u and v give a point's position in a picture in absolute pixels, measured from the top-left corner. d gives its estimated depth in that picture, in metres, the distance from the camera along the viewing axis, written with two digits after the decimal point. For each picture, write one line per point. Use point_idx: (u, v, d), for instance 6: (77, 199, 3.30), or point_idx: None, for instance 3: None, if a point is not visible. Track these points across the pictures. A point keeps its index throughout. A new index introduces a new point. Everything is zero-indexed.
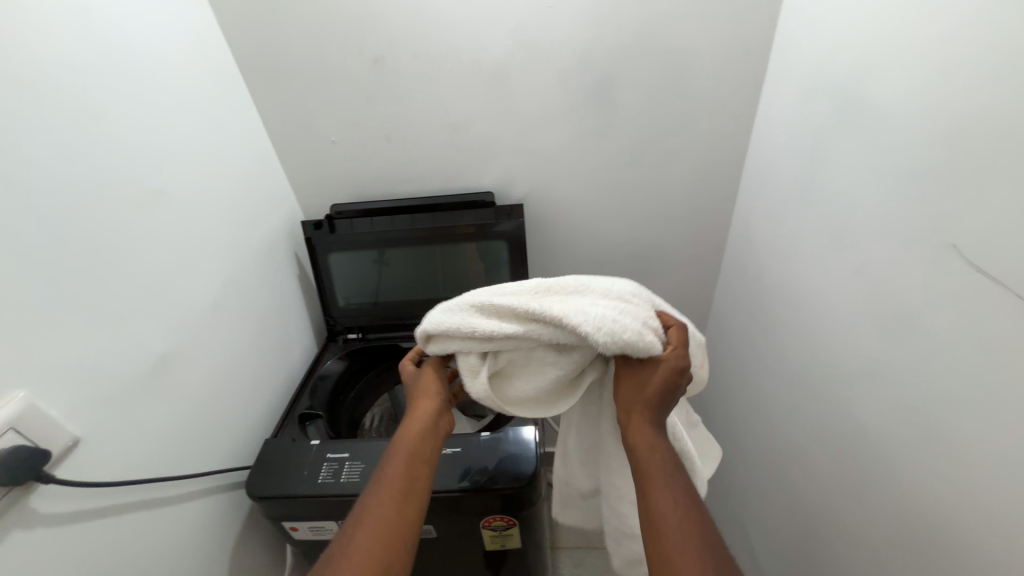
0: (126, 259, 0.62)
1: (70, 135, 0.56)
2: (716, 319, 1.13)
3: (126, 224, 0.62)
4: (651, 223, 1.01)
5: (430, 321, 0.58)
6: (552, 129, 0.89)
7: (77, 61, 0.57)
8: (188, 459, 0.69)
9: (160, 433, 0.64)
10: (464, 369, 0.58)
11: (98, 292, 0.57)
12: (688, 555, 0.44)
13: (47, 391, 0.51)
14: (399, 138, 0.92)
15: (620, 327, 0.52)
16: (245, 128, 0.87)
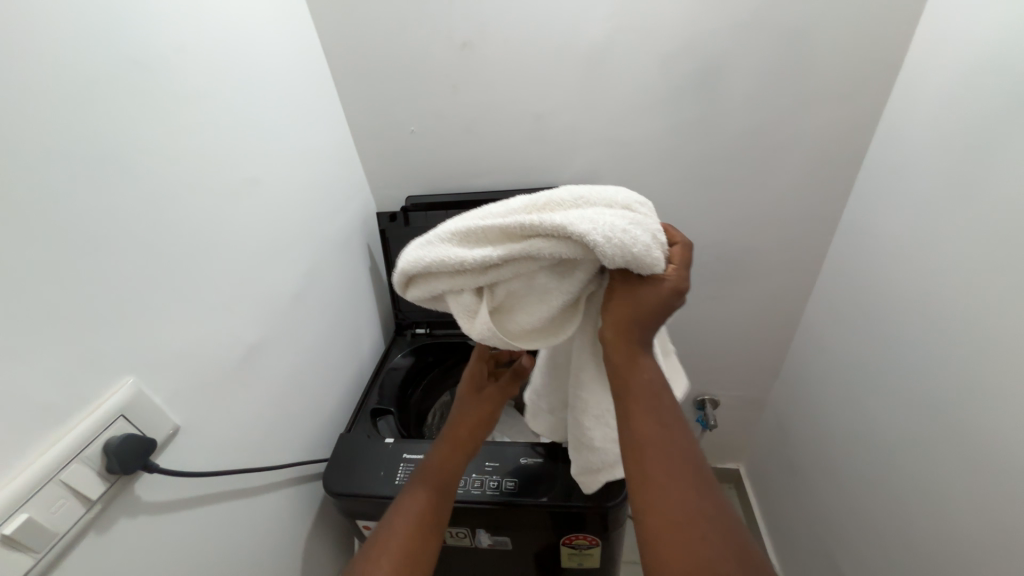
0: (220, 248, 0.61)
1: (180, 120, 0.55)
2: (810, 331, 1.03)
3: (221, 212, 0.61)
4: (744, 224, 0.93)
5: (409, 262, 0.48)
6: (645, 121, 0.83)
7: (189, 45, 0.57)
8: (271, 450, 0.68)
9: (248, 423, 0.64)
10: (459, 311, 0.49)
11: (198, 280, 0.57)
12: (677, 480, 0.43)
13: (153, 378, 0.50)
14: (481, 129, 0.88)
15: (630, 238, 0.43)
16: (329, 117, 0.85)
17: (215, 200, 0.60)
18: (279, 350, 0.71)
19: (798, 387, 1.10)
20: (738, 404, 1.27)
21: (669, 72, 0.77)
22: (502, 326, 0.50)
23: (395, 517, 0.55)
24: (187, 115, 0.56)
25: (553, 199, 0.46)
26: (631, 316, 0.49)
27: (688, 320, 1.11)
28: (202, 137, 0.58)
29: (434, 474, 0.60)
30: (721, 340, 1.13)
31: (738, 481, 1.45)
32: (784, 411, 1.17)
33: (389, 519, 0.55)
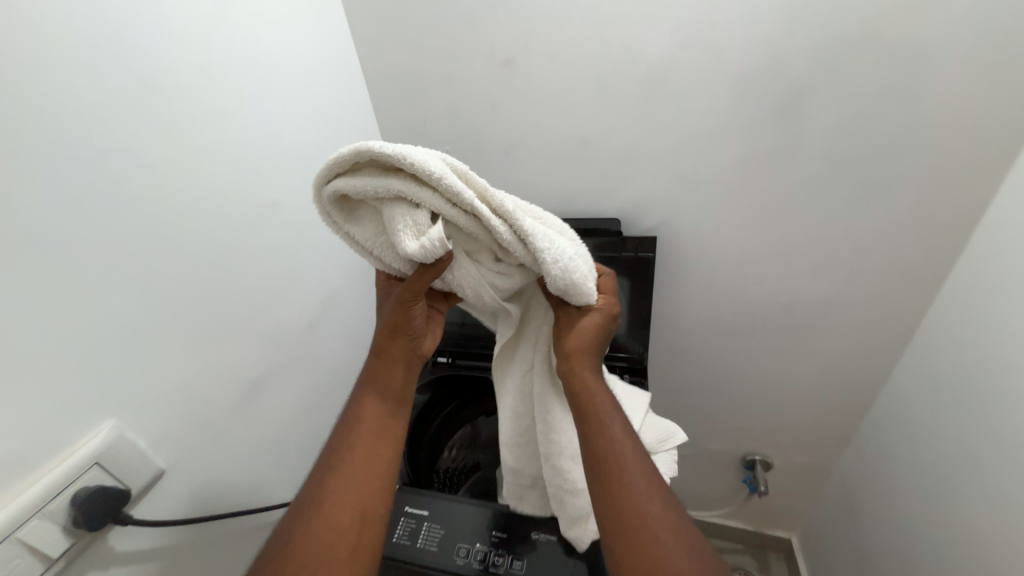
0: (230, 274, 0.58)
1: (192, 140, 0.53)
2: (893, 401, 0.86)
3: (233, 237, 0.59)
4: (819, 272, 0.79)
5: (392, 145, 0.37)
6: (707, 150, 0.72)
7: (208, 62, 0.55)
8: (266, 486, 0.64)
9: (244, 460, 0.60)
10: (400, 222, 0.41)
11: (202, 309, 0.54)
12: (639, 483, 0.49)
13: (137, 419, 0.47)
14: (519, 151, 0.81)
15: (575, 267, 0.47)
16: (360, 133, 0.82)
17: (228, 225, 0.58)
18: (285, 379, 0.67)
19: (873, 463, 0.93)
20: (796, 469, 1.10)
21: (741, 95, 0.66)
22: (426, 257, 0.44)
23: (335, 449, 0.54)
24: (201, 137, 0.54)
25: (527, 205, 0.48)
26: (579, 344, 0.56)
27: (742, 371, 0.97)
28: (216, 159, 0.56)
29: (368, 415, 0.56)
30: (780, 398, 0.98)
31: (788, 552, 1.27)
32: (853, 486, 0.99)
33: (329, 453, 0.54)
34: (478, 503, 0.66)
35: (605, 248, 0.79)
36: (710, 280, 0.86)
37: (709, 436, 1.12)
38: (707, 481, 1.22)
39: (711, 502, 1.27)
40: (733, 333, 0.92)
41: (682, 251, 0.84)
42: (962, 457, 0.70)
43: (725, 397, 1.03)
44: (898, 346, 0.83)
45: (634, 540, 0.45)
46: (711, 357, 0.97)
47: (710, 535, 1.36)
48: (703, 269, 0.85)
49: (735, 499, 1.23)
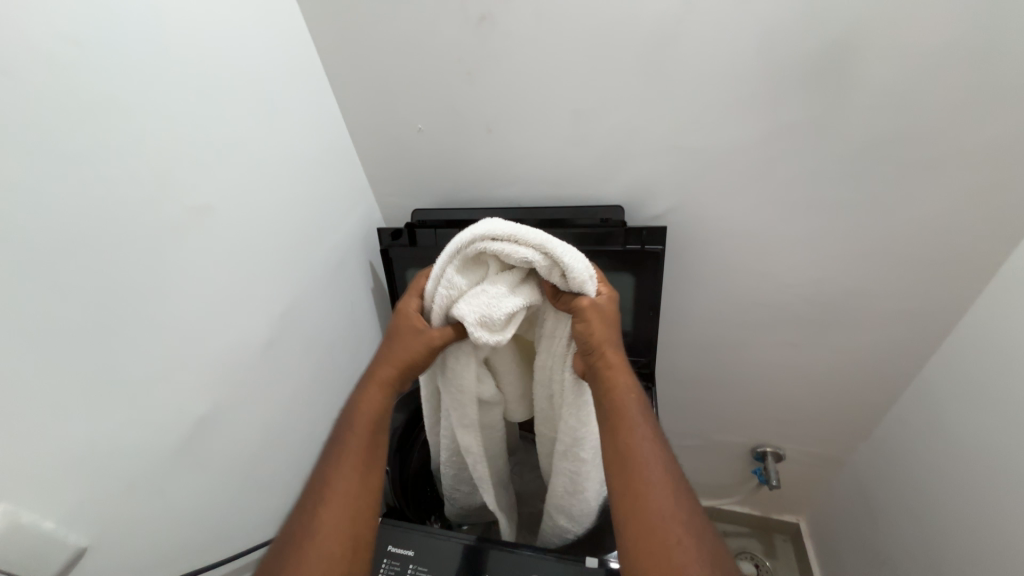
0: (148, 308, 0.47)
1: (76, 138, 0.40)
2: (925, 398, 0.79)
3: (147, 260, 0.47)
4: (850, 261, 0.69)
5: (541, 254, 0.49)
6: (727, 123, 0.60)
7: (90, 30, 0.41)
8: (225, 531, 0.58)
9: (194, 510, 0.53)
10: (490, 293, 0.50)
11: (111, 357, 0.44)
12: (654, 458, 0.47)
13: (37, 496, 0.39)
14: (503, 129, 0.69)
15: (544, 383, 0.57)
16: (316, 111, 0.69)
17: (137, 247, 0.46)
18: (241, 412, 0.59)
19: (896, 460, 0.86)
20: (809, 460, 1.05)
21: (771, 54, 0.54)
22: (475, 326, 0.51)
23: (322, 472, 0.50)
24: (83, 134, 0.41)
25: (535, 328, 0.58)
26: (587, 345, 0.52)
27: (756, 366, 0.89)
28: (109, 161, 0.43)
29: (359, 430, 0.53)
30: (798, 392, 0.91)
31: (795, 535, 1.24)
32: (870, 481, 0.94)
33: (322, 476, 0.49)
34: (468, 539, 0.59)
35: (608, 242, 0.68)
36: (724, 271, 0.76)
37: (718, 429, 1.05)
38: (714, 471, 1.17)
39: (717, 490, 1.22)
40: (748, 327, 0.83)
41: (692, 240, 0.73)
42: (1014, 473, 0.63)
43: (737, 391, 0.95)
44: (935, 339, 0.74)
45: (641, 524, 0.43)
46: (723, 352, 0.88)
47: (715, 520, 1.33)
48: (716, 260, 0.75)
49: (743, 488, 1.19)
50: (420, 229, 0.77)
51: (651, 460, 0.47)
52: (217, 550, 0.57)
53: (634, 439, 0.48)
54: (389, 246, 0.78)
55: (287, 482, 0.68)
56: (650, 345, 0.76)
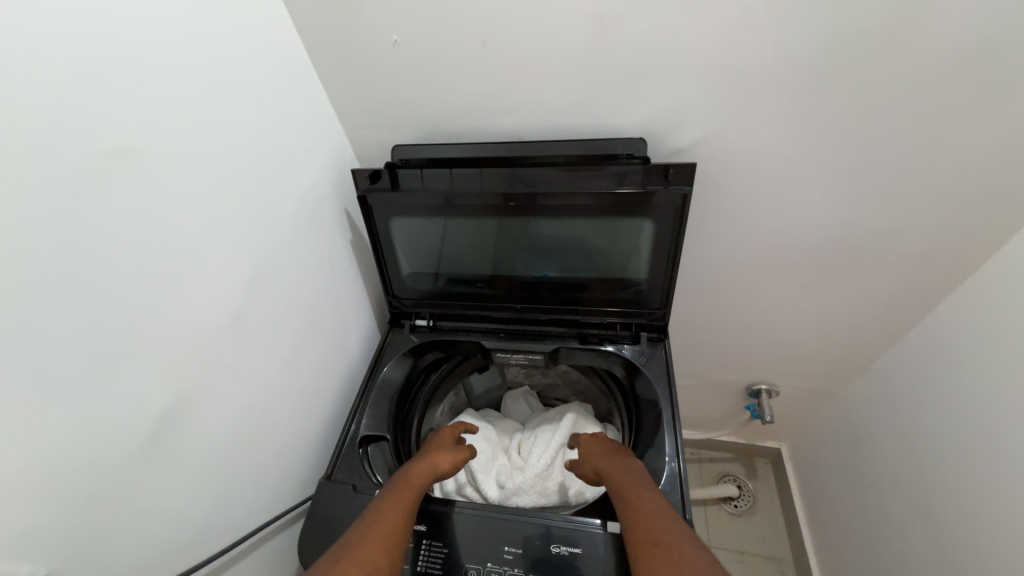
0: (68, 290, 0.37)
1: None
2: (931, 339, 0.78)
3: (53, 227, 0.35)
4: (886, 200, 0.63)
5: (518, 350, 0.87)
6: (778, 36, 0.49)
7: None
8: (213, 519, 0.53)
9: (172, 507, 0.48)
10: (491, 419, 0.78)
11: (26, 358, 0.35)
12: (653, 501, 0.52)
13: None
14: (502, 43, 0.55)
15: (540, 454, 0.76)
16: (262, 15, 0.52)
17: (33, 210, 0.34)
18: (215, 399, 0.52)
19: (893, 397, 0.88)
20: (801, 395, 1.07)
21: None
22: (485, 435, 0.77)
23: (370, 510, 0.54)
24: None
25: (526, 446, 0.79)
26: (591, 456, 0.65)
27: (764, 309, 0.86)
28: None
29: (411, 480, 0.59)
30: (803, 333, 0.89)
31: (776, 459, 1.33)
32: (862, 415, 0.97)
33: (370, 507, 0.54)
34: (465, 510, 0.61)
35: (625, 183, 0.59)
36: (746, 214, 0.69)
37: (715, 369, 1.06)
38: (707, 406, 1.21)
39: (708, 422, 1.27)
40: (761, 272, 0.78)
41: (716, 179, 0.65)
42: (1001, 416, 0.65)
43: (741, 333, 0.93)
44: (958, 279, 0.71)
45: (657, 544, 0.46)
46: (733, 296, 0.85)
47: (703, 447, 1.40)
48: (740, 201, 0.67)
49: (734, 420, 1.23)
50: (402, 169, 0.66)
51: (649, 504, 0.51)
52: (209, 539, 0.53)
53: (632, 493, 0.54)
54: (366, 190, 0.66)
55: (277, 459, 0.64)
56: (664, 295, 0.70)
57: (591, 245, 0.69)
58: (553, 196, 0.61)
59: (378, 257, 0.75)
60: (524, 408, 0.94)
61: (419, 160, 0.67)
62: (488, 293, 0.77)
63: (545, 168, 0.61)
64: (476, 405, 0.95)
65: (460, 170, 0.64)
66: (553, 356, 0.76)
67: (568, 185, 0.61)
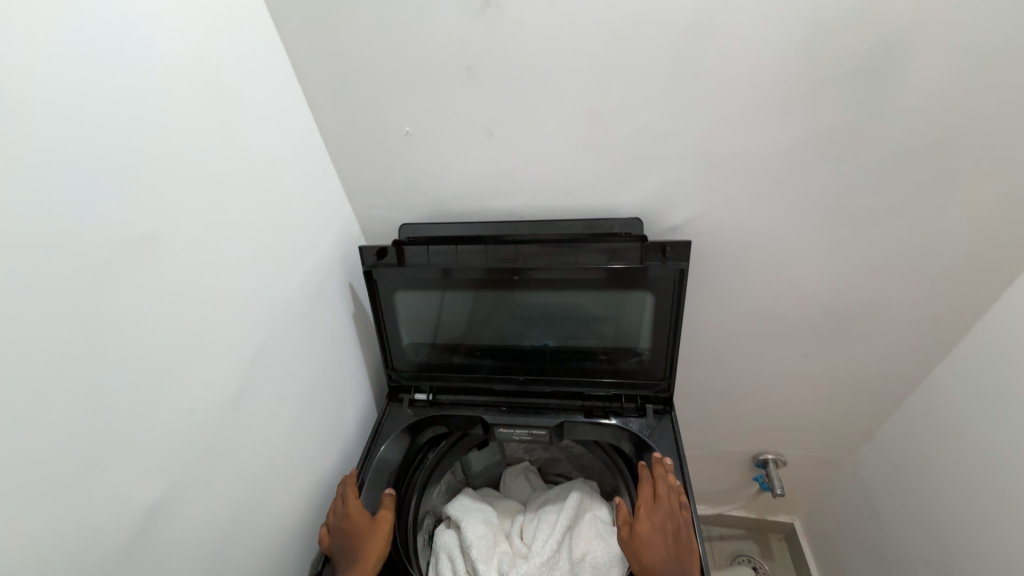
0: (70, 377, 0.36)
1: None
2: (932, 404, 0.79)
3: (63, 311, 0.35)
4: (868, 273, 0.67)
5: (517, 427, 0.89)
6: (754, 133, 0.55)
7: None
8: None
9: None
10: (482, 515, 0.79)
11: (17, 453, 0.33)
12: None
13: None
14: (507, 135, 0.60)
15: (542, 535, 0.74)
16: (282, 108, 0.57)
17: (45, 297, 0.34)
18: (204, 490, 0.49)
19: (904, 466, 0.86)
20: (809, 464, 1.04)
21: (815, 51, 0.49)
22: (478, 524, 0.76)
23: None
24: None
25: (527, 532, 0.78)
26: (647, 524, 0.62)
27: (763, 377, 0.86)
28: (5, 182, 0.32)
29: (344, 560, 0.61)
30: (804, 400, 0.89)
31: (790, 535, 1.25)
32: (875, 485, 0.94)
33: None
34: None
35: (624, 259, 0.62)
36: (740, 285, 0.72)
37: (719, 438, 1.03)
38: (714, 478, 1.16)
39: (715, 496, 1.21)
40: (758, 340, 0.80)
41: (710, 253, 0.69)
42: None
43: (743, 402, 0.92)
44: (947, 345, 0.73)
45: None
46: (733, 364, 0.85)
47: (712, 524, 1.32)
48: (733, 273, 0.71)
49: (743, 493, 1.18)
50: (408, 247, 0.68)
51: None
52: None
53: None
54: (372, 266, 0.68)
55: (260, 555, 0.58)
56: (666, 366, 0.71)
57: (592, 317, 0.70)
58: (555, 271, 0.63)
59: (379, 330, 0.75)
60: (524, 486, 0.90)
61: (425, 237, 0.69)
62: (490, 366, 0.76)
63: (547, 245, 0.64)
64: (474, 484, 0.90)
65: (465, 247, 0.66)
66: (557, 430, 0.74)
67: (568, 261, 0.63)
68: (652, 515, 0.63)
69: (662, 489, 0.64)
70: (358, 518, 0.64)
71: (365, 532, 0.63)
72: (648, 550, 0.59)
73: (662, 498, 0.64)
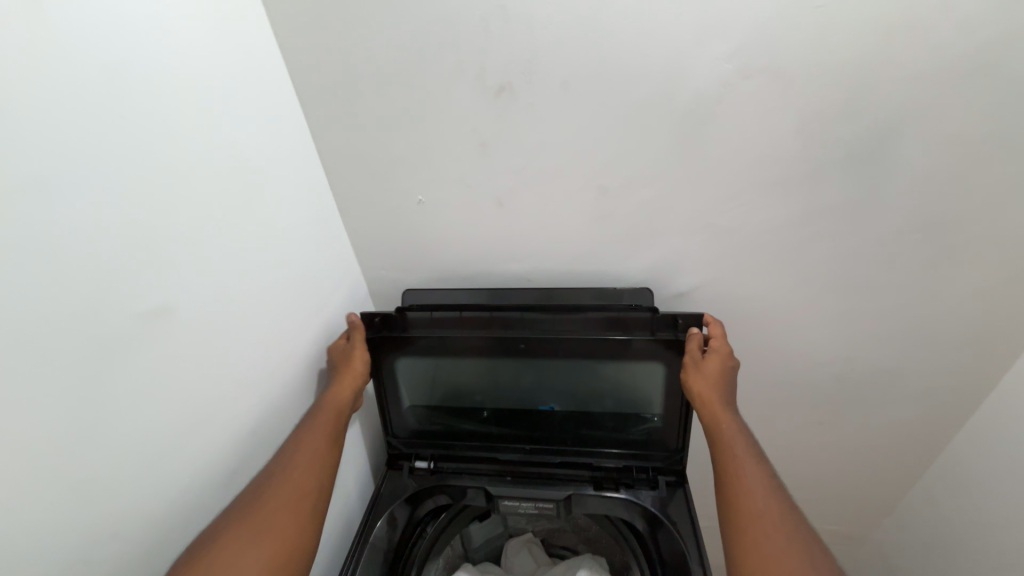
0: (30, 462, 0.34)
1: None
2: (953, 475, 0.76)
3: (41, 391, 0.35)
4: (876, 341, 0.66)
5: None
6: (756, 207, 0.57)
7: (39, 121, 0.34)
8: None
9: None
10: None
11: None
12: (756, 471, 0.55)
13: None
14: (516, 204, 0.62)
15: None
16: (299, 177, 0.60)
17: (23, 378, 0.34)
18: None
19: (931, 543, 0.81)
20: (829, 538, 0.98)
21: (809, 135, 0.51)
22: None
23: (285, 453, 0.57)
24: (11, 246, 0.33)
25: None
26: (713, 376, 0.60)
27: (777, 445, 0.83)
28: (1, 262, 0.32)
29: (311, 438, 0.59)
30: (820, 469, 0.86)
31: None
32: (901, 562, 0.89)
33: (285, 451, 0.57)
34: None
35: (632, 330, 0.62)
36: (748, 351, 0.71)
37: None
38: None
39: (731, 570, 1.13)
40: (769, 406, 0.78)
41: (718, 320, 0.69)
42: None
43: None
44: (963, 414, 0.72)
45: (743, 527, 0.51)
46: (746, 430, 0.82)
47: None
48: (741, 339, 0.70)
49: None
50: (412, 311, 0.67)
51: (757, 484, 0.53)
52: None
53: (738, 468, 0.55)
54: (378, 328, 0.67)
55: None
56: (679, 436, 0.68)
57: (602, 384, 0.68)
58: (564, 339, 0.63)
59: (380, 395, 0.73)
60: (528, 561, 0.84)
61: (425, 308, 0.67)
62: (493, 434, 0.73)
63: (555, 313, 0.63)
64: (473, 559, 0.84)
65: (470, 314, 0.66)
66: (566, 503, 0.70)
67: (576, 330, 0.63)
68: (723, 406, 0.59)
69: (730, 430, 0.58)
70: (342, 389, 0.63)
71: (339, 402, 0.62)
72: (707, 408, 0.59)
73: (727, 411, 0.58)
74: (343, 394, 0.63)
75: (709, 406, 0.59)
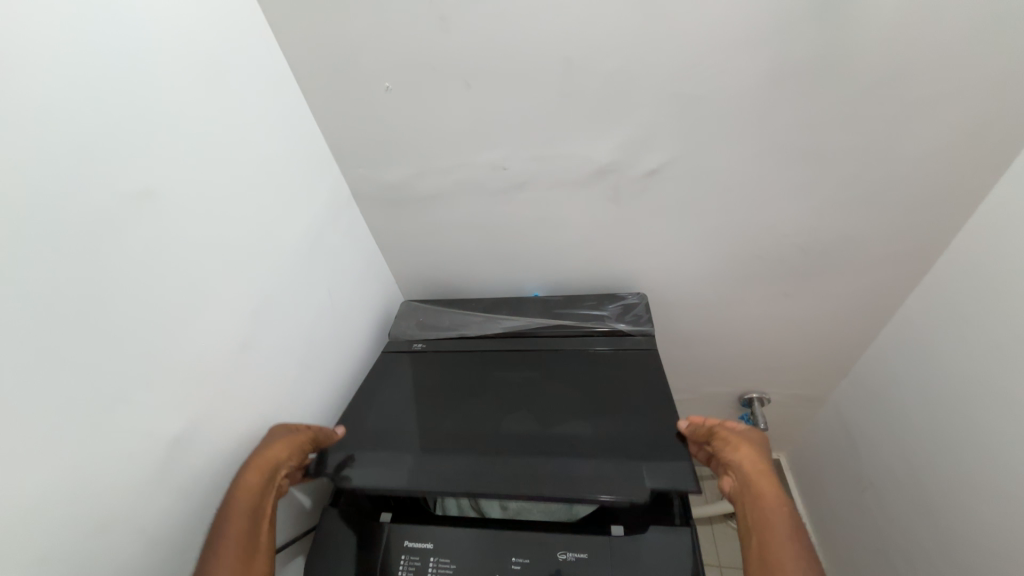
0: (75, 326, 0.41)
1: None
2: (906, 333, 0.83)
3: (67, 257, 0.40)
4: (839, 208, 0.69)
5: None
6: (723, 72, 0.57)
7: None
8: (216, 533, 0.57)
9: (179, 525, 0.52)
10: None
11: (32, 390, 0.38)
12: (797, 560, 0.49)
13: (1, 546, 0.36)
14: (484, 85, 0.62)
15: None
16: (263, 66, 0.59)
17: (47, 255, 0.38)
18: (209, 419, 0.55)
19: (879, 393, 0.91)
20: (792, 401, 1.10)
21: None
22: None
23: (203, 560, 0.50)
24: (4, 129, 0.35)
25: None
26: (758, 458, 0.58)
27: (745, 318, 0.91)
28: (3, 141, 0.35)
29: (231, 527, 0.52)
30: (785, 340, 0.94)
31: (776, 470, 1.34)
32: (853, 414, 1.00)
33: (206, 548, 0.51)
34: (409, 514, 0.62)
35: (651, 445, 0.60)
36: (718, 227, 0.75)
37: (706, 380, 1.10)
38: (703, 417, 1.24)
39: None
40: (738, 281, 0.83)
41: (689, 197, 0.71)
42: (1000, 405, 0.66)
43: (726, 343, 0.97)
44: (920, 275, 0.77)
45: None
46: (717, 306, 0.89)
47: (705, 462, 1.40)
48: (711, 215, 0.73)
49: None
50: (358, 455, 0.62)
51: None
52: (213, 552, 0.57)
53: (780, 555, 0.50)
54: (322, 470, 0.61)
55: None
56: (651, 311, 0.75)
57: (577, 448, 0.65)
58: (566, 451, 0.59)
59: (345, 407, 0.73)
60: None
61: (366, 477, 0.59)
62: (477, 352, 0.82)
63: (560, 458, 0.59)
64: None
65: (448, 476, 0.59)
66: None
67: (568, 486, 0.56)
68: (769, 488, 0.55)
69: (778, 520, 0.52)
70: (257, 471, 0.56)
71: (259, 484, 0.56)
72: (750, 487, 0.56)
73: (778, 499, 0.54)
74: (255, 481, 0.56)
75: (758, 491, 0.55)
